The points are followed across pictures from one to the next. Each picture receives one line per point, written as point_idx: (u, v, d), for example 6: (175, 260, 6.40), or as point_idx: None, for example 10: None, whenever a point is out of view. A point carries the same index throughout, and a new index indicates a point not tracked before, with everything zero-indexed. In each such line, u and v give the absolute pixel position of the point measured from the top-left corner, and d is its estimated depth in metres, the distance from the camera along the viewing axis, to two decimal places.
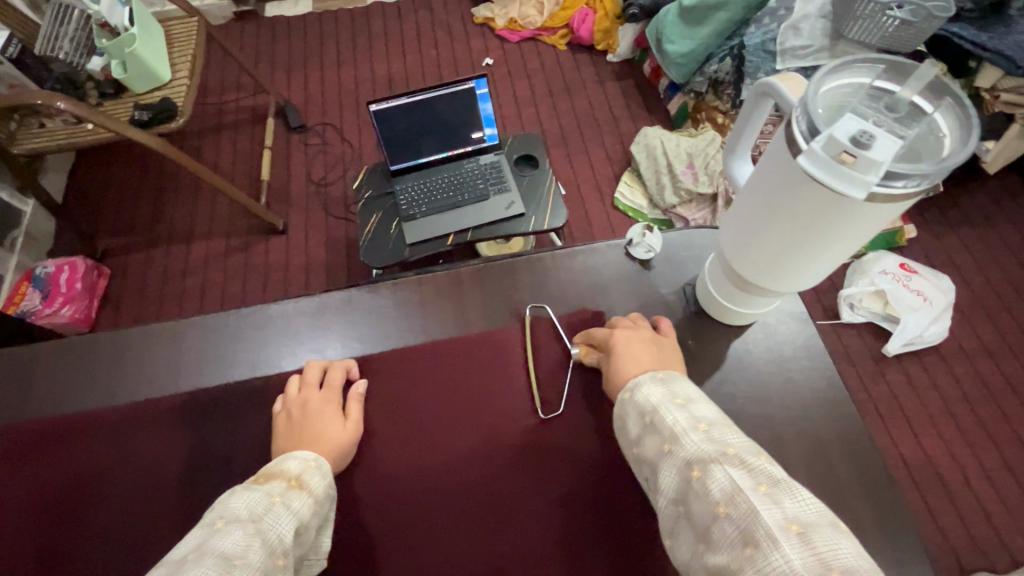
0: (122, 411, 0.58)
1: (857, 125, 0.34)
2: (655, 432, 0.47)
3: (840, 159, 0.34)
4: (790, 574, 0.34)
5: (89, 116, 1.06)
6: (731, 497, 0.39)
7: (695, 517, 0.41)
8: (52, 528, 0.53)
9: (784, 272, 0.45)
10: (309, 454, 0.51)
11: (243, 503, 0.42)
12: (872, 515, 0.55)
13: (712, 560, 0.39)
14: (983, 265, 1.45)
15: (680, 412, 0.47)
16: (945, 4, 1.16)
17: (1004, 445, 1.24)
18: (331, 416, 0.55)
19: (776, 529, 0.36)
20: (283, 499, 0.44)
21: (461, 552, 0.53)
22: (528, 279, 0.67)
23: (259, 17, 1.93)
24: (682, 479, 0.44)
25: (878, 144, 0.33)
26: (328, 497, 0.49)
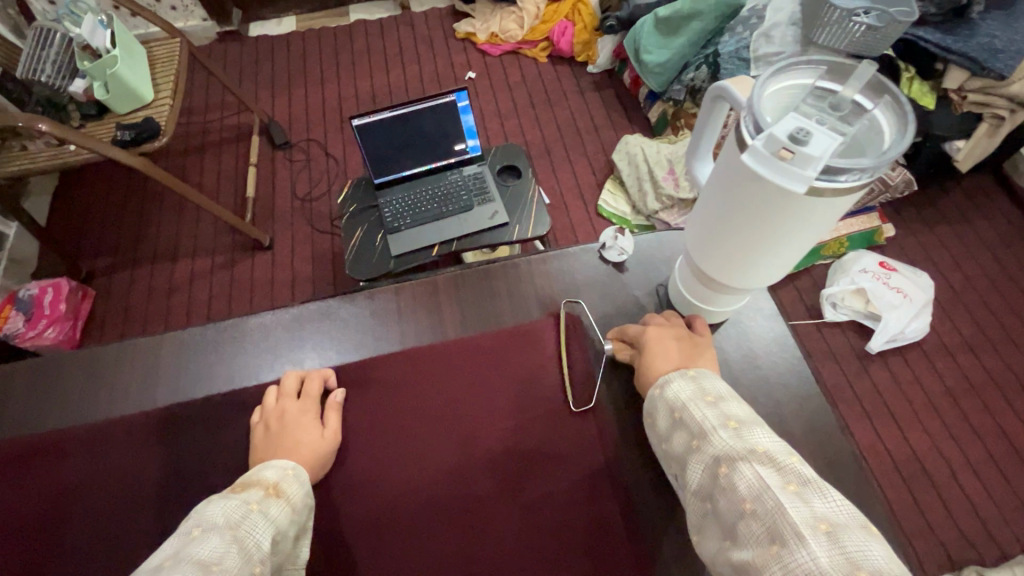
0: (95, 428, 0.58)
1: (796, 124, 0.35)
2: (683, 428, 0.50)
3: (780, 156, 0.35)
4: (816, 570, 0.35)
5: (70, 137, 1.07)
6: (758, 495, 0.41)
7: (723, 514, 0.43)
8: (25, 546, 0.53)
9: (745, 270, 0.46)
10: (288, 463, 0.51)
11: (220, 510, 0.43)
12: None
13: (737, 556, 0.41)
14: (960, 261, 1.47)
15: (709, 410, 0.49)
16: (909, 9, 1.15)
17: (988, 438, 1.26)
18: (308, 425, 0.56)
19: (803, 526, 0.38)
20: (260, 507, 0.45)
21: (440, 559, 0.53)
22: (505, 285, 0.68)
23: (242, 37, 1.95)
24: (711, 475, 0.46)
25: (817, 143, 0.35)
26: (306, 506, 0.50)
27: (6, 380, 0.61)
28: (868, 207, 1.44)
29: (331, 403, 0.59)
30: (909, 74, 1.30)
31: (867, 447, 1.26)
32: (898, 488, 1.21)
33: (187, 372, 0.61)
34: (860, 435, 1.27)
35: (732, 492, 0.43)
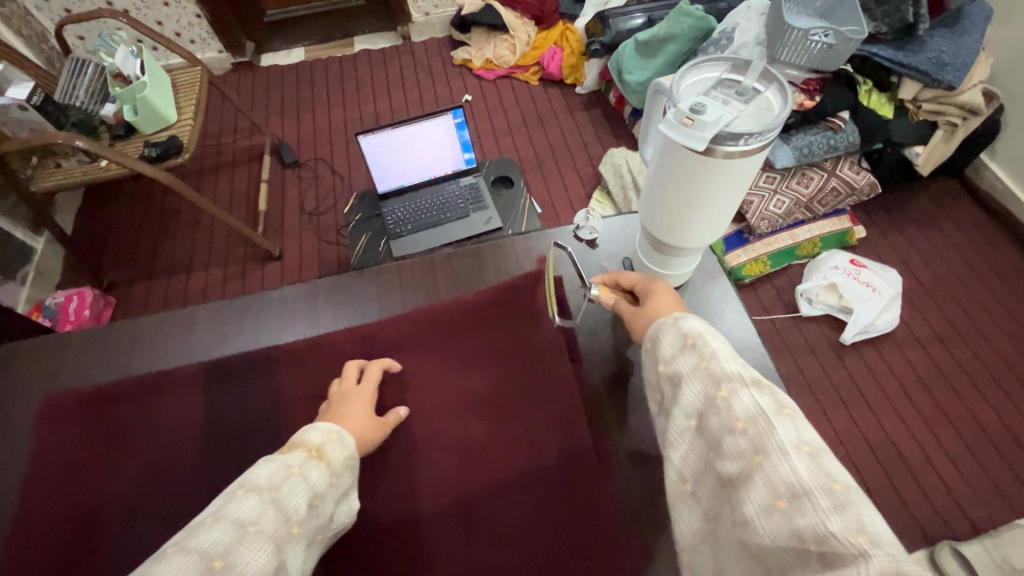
0: (145, 378, 0.69)
1: (697, 103, 0.46)
2: (694, 353, 0.51)
3: (684, 124, 0.46)
4: (795, 481, 0.38)
5: (102, 151, 1.18)
6: (752, 417, 0.43)
7: (713, 430, 0.45)
8: (91, 471, 0.63)
9: (684, 231, 0.55)
10: (332, 425, 0.54)
11: (264, 473, 0.46)
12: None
13: (722, 468, 0.43)
14: (929, 259, 1.57)
15: (720, 341, 0.50)
16: (859, 28, 1.31)
17: (959, 422, 1.33)
18: (357, 415, 0.59)
19: (789, 445, 0.40)
20: (300, 470, 0.47)
21: (432, 484, 0.62)
22: (492, 260, 0.77)
23: (256, 67, 2.11)
24: (707, 396, 0.47)
25: (712, 115, 0.45)
26: (347, 467, 0.52)
27: (67, 346, 0.72)
28: (838, 210, 1.54)
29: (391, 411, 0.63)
30: (867, 87, 1.42)
31: (844, 434, 1.33)
32: (874, 471, 1.28)
33: (222, 336, 0.72)
34: (837, 422, 1.34)
35: (726, 413, 0.45)
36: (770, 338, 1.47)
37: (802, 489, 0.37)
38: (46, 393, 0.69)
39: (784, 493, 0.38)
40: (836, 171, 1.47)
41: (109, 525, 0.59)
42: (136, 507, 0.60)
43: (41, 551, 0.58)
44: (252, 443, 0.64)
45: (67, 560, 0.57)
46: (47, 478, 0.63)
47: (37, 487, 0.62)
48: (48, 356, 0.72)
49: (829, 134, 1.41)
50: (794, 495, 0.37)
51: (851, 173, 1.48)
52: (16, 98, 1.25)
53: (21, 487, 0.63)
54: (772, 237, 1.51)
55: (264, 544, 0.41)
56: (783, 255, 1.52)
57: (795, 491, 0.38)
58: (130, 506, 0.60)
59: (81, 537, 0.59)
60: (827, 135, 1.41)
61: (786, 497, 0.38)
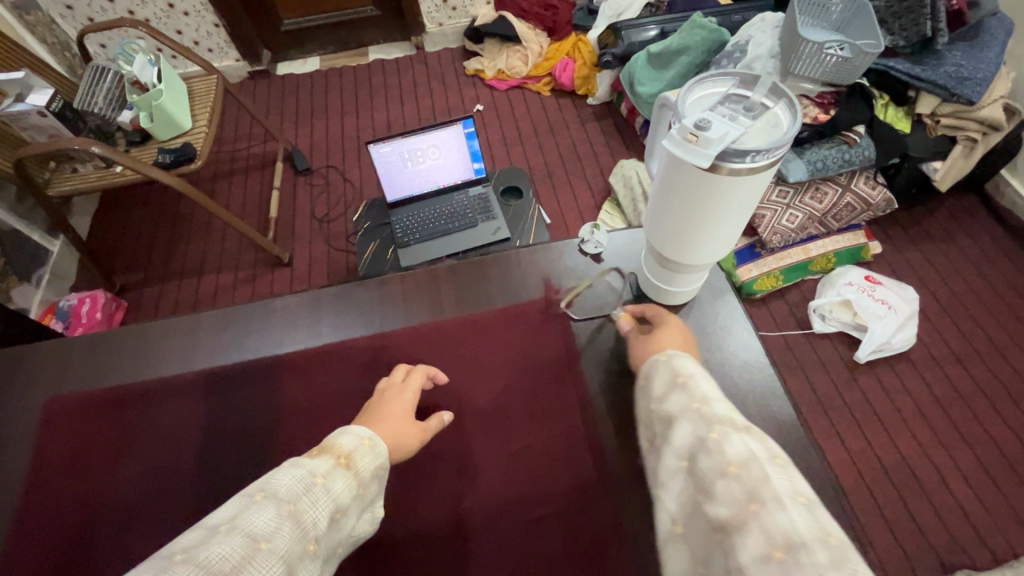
0: (147, 383, 0.69)
1: (702, 118, 0.45)
2: (684, 392, 0.50)
3: (689, 140, 0.44)
4: (793, 531, 0.37)
5: (118, 158, 1.20)
6: (745, 462, 0.42)
7: (702, 472, 0.43)
8: (91, 474, 0.63)
9: (689, 248, 0.54)
10: (364, 430, 0.51)
11: (286, 481, 0.44)
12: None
13: (713, 511, 0.41)
14: (946, 277, 1.53)
15: (707, 383, 0.51)
16: (875, 42, 1.29)
17: (977, 445, 1.28)
18: (391, 422, 0.55)
19: (784, 494, 0.39)
20: (324, 481, 0.45)
21: (431, 500, 0.61)
22: (495, 272, 0.76)
23: (271, 75, 2.14)
24: (697, 437, 0.46)
25: (717, 131, 0.43)
26: (376, 476, 0.50)
27: (71, 350, 0.72)
28: (853, 226, 1.52)
29: (436, 415, 0.60)
30: (884, 101, 1.41)
31: (857, 455, 1.29)
32: (888, 493, 1.24)
33: (224, 344, 0.72)
34: (849, 442, 1.31)
35: (718, 455, 0.43)
36: (782, 354, 1.44)
37: (801, 540, 0.36)
38: (50, 396, 0.69)
39: (780, 543, 0.36)
40: (851, 186, 1.44)
41: (106, 536, 0.59)
42: (135, 512, 0.60)
43: (38, 558, 0.58)
44: (249, 453, 0.63)
45: (67, 562, 0.58)
46: (48, 483, 0.63)
47: (38, 492, 0.62)
48: (49, 360, 0.72)
49: (843, 148, 1.38)
50: (791, 545, 0.36)
51: (866, 188, 1.45)
52: (35, 104, 1.27)
53: (21, 492, 0.63)
54: (785, 252, 1.48)
55: (276, 564, 0.38)
56: (796, 270, 1.49)
57: (792, 543, 0.36)
58: (129, 511, 0.60)
59: (78, 545, 0.59)
60: (842, 149, 1.38)
61: (782, 548, 0.36)
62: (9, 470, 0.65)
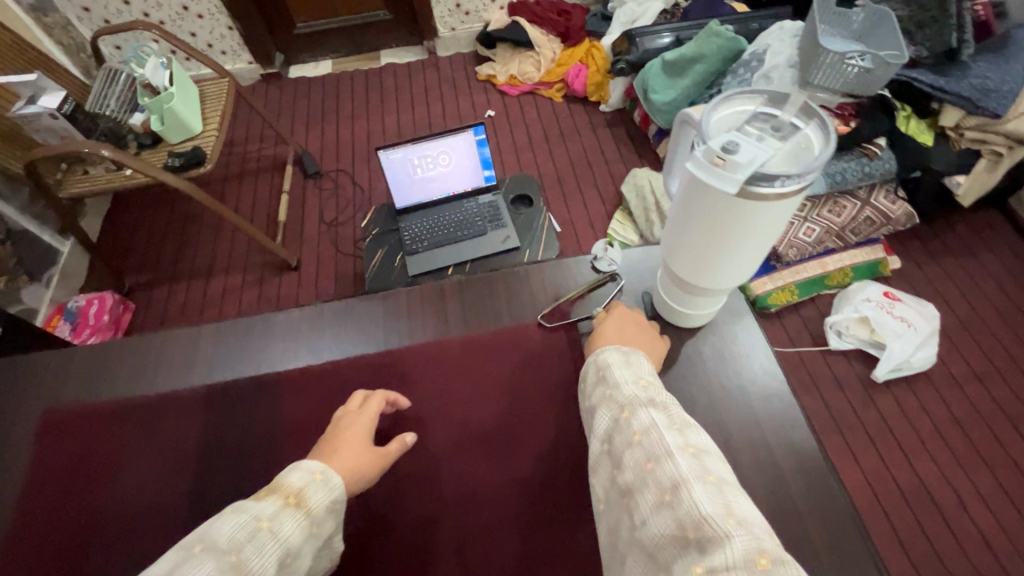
0: (144, 398, 0.67)
1: (729, 141, 0.42)
2: (601, 381, 0.54)
3: (715, 164, 0.42)
4: (682, 480, 0.42)
5: (126, 161, 1.20)
6: (647, 429, 0.47)
7: (614, 446, 0.48)
8: (84, 492, 0.61)
9: (710, 272, 0.52)
10: (315, 463, 0.50)
11: (227, 529, 0.42)
12: (808, 504, 0.58)
13: (621, 478, 0.46)
14: (967, 293, 1.48)
15: (626, 370, 0.54)
16: (899, 53, 1.25)
17: (999, 468, 1.24)
18: (351, 449, 0.54)
19: (675, 450, 0.45)
20: (270, 525, 0.44)
21: (430, 527, 0.58)
22: (504, 288, 0.74)
23: (284, 78, 2.14)
24: (612, 418, 0.50)
25: (745, 154, 0.41)
26: (332, 511, 0.48)
27: (70, 360, 0.71)
28: (872, 239, 1.47)
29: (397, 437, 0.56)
30: (906, 113, 1.37)
31: (873, 476, 1.26)
32: (905, 517, 1.20)
33: (223, 358, 0.70)
34: (865, 463, 1.27)
35: (625, 429, 0.48)
36: (796, 371, 1.40)
37: (687, 486, 0.42)
38: (47, 408, 0.68)
39: (670, 490, 0.42)
40: (870, 200, 1.41)
41: (95, 557, 0.57)
42: (126, 533, 0.58)
43: None
44: (245, 475, 0.61)
45: None
46: (41, 500, 0.61)
47: (29, 508, 0.61)
48: (49, 371, 0.71)
49: (865, 161, 1.35)
50: (678, 492, 0.42)
51: (886, 201, 1.41)
52: (47, 107, 1.27)
53: (14, 508, 0.61)
54: (800, 266, 1.45)
55: None
56: (812, 284, 1.45)
57: (679, 488, 0.42)
58: (120, 533, 0.59)
59: (66, 566, 0.57)
60: (862, 162, 1.35)
61: (670, 493, 0.42)
62: (4, 484, 0.63)
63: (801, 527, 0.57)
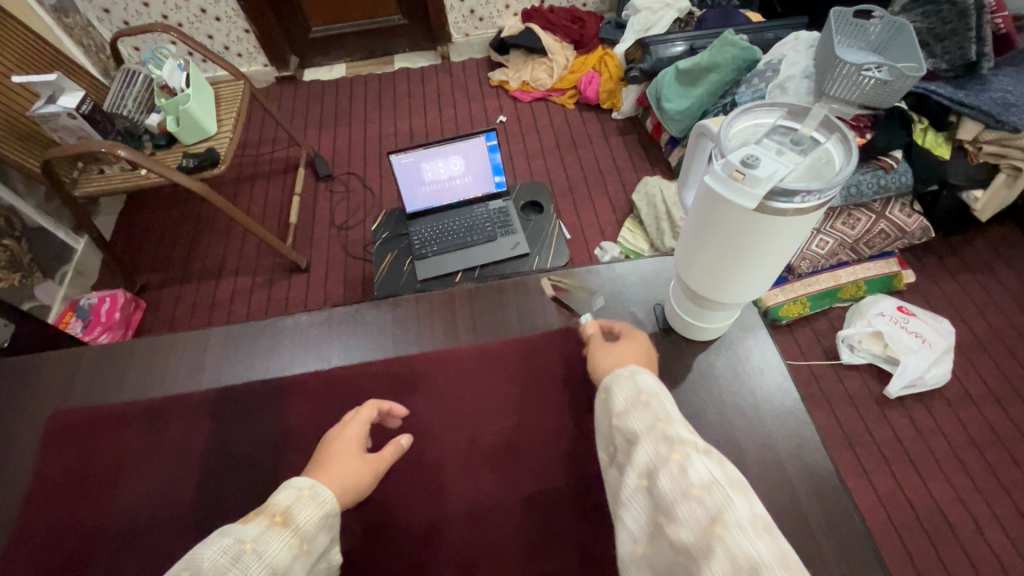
0: (151, 401, 0.67)
1: (749, 154, 0.42)
2: (647, 411, 0.48)
3: (734, 178, 0.41)
4: (756, 556, 0.36)
5: (142, 161, 1.21)
6: (708, 484, 0.41)
7: (663, 492, 0.42)
8: (90, 495, 0.61)
9: (726, 286, 0.51)
10: (304, 481, 0.49)
11: (210, 553, 0.41)
12: (823, 527, 0.57)
13: (675, 534, 0.39)
14: (984, 310, 1.46)
15: (671, 409, 0.49)
16: (918, 66, 1.23)
17: (1015, 491, 1.21)
18: (346, 455, 0.53)
19: (745, 517, 0.38)
20: (255, 546, 0.42)
21: (436, 543, 0.58)
22: (514, 298, 0.73)
23: (298, 81, 2.16)
24: (661, 457, 0.44)
25: (765, 169, 0.40)
26: (324, 525, 0.47)
27: (81, 361, 0.71)
28: (886, 253, 1.45)
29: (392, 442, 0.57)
30: (922, 125, 1.35)
31: (886, 496, 1.23)
32: (917, 538, 1.18)
33: (234, 362, 0.70)
34: (877, 481, 1.25)
35: (680, 476, 0.42)
36: (807, 385, 1.38)
37: (763, 563, 0.35)
38: (51, 412, 0.67)
39: (743, 565, 0.36)
40: (885, 213, 1.39)
41: (99, 566, 0.57)
42: (133, 538, 0.58)
43: None
44: (251, 483, 0.61)
45: None
46: (46, 502, 0.61)
47: (34, 514, 0.60)
48: (59, 371, 0.71)
49: (880, 173, 1.34)
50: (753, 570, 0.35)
51: (902, 215, 1.39)
52: (66, 106, 1.29)
53: (19, 511, 0.61)
54: (813, 278, 1.43)
55: None
56: (825, 297, 1.43)
57: (754, 565, 0.36)
58: (126, 538, 0.58)
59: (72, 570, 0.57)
60: (878, 174, 1.34)
61: (747, 571, 0.35)
62: (12, 485, 0.63)
63: (816, 552, 0.56)
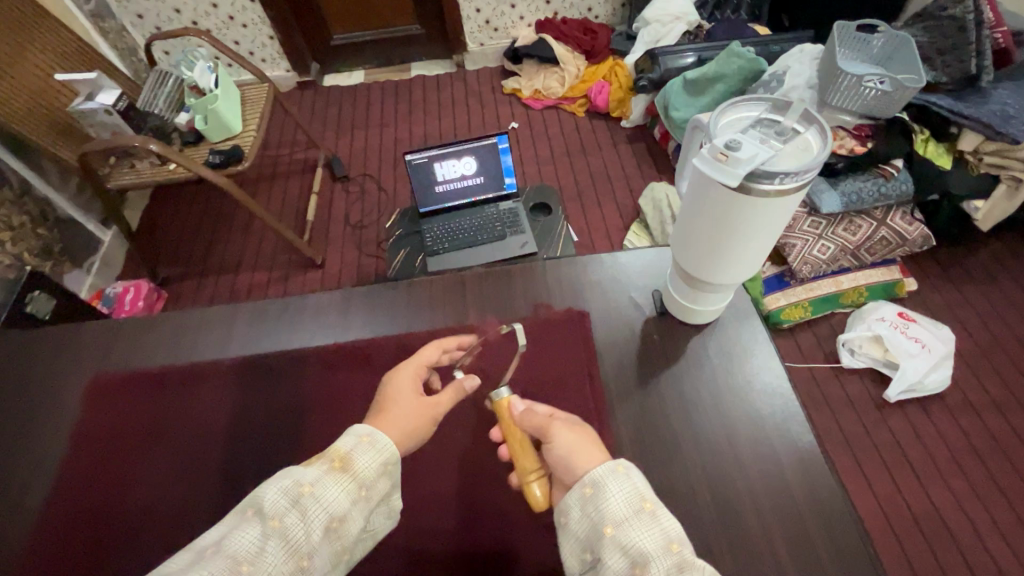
0: (184, 367, 0.72)
1: (733, 139, 0.46)
2: (653, 524, 0.46)
3: (719, 160, 0.46)
4: None
5: (172, 155, 1.27)
6: None
7: None
8: (128, 450, 0.67)
9: (715, 267, 0.55)
10: (363, 428, 0.52)
11: (273, 494, 0.46)
12: (807, 499, 0.60)
13: None
14: (985, 318, 1.48)
15: (667, 520, 0.46)
16: (916, 77, 1.29)
17: (1014, 496, 1.23)
18: (403, 392, 0.58)
19: None
20: (312, 490, 0.47)
21: (443, 502, 0.63)
22: (522, 282, 0.77)
23: (318, 86, 2.24)
24: None
25: (747, 152, 0.45)
26: (382, 472, 0.51)
27: (116, 330, 0.76)
28: (888, 260, 1.49)
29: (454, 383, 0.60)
30: (923, 136, 1.37)
31: (884, 498, 1.25)
32: (915, 541, 1.20)
33: (258, 334, 0.74)
34: (876, 483, 1.27)
35: None
36: (808, 388, 1.41)
37: None
38: (93, 372, 0.73)
39: None
40: (886, 221, 1.42)
41: (138, 513, 0.62)
42: (167, 491, 0.64)
43: (74, 527, 0.62)
44: (274, 443, 0.66)
45: (102, 531, 0.61)
46: (87, 456, 0.66)
47: (78, 462, 0.66)
48: (94, 340, 0.76)
49: (880, 180, 1.37)
50: None
51: (902, 223, 1.42)
52: (103, 103, 1.37)
53: (61, 462, 0.66)
54: (815, 283, 1.46)
55: None
56: (826, 302, 1.46)
57: None
58: (161, 489, 0.64)
59: (111, 516, 0.62)
60: (878, 183, 1.37)
61: None
62: (52, 439, 0.68)
63: (800, 521, 0.59)
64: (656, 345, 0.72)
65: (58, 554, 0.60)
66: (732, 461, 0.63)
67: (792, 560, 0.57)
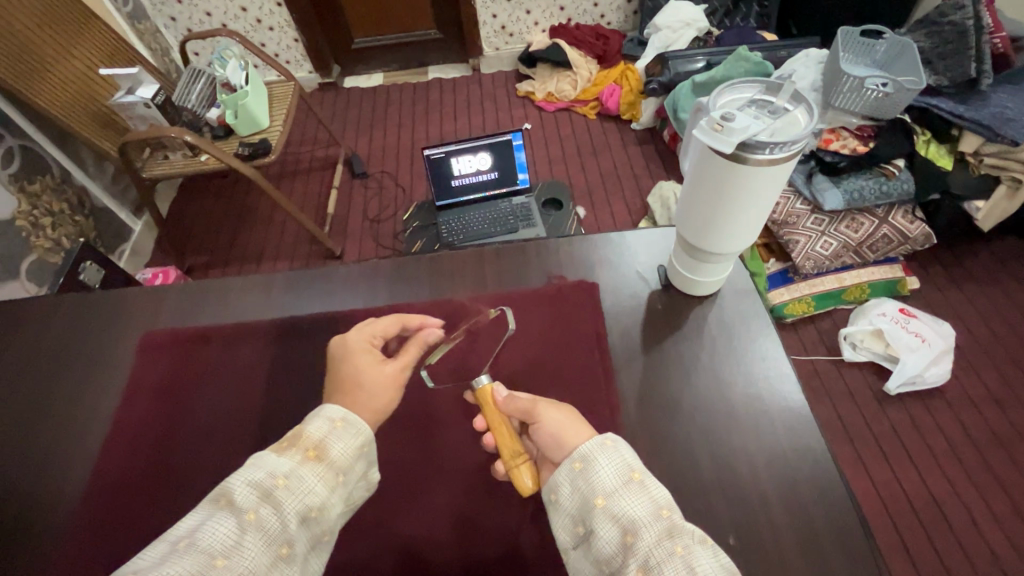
0: (227, 327, 0.79)
1: (728, 114, 0.52)
2: (643, 492, 0.50)
3: (715, 131, 0.51)
4: None
5: (203, 146, 1.35)
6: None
7: None
8: (177, 396, 0.73)
9: (715, 235, 0.60)
10: (336, 412, 0.57)
11: (245, 487, 0.49)
12: (796, 455, 0.65)
13: None
14: (985, 315, 1.51)
15: (656, 489, 0.50)
16: (917, 80, 1.36)
17: (1010, 487, 1.25)
18: (360, 354, 0.64)
19: None
20: (287, 482, 0.50)
21: (459, 450, 0.69)
22: (536, 258, 0.83)
23: (339, 87, 2.33)
24: (663, 545, 0.46)
25: (740, 124, 0.50)
26: (357, 454, 0.55)
27: (163, 294, 0.83)
28: (889, 258, 1.52)
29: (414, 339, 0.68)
30: (925, 138, 1.44)
31: (882, 487, 1.28)
32: (912, 527, 1.23)
33: (294, 299, 0.81)
34: (875, 472, 1.30)
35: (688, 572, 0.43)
36: (809, 380, 1.44)
37: None
38: (144, 332, 0.79)
39: None
40: (888, 219, 1.46)
41: (186, 451, 0.69)
42: (210, 433, 0.70)
43: (130, 462, 0.68)
44: (307, 394, 0.72)
45: (155, 465, 0.68)
46: (140, 401, 0.73)
47: (134, 407, 0.73)
48: (143, 302, 0.82)
49: (881, 180, 1.42)
50: None
51: (904, 221, 1.45)
52: (143, 96, 1.46)
53: (116, 406, 0.73)
54: (818, 279, 1.50)
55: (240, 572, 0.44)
56: (827, 298, 1.50)
57: None
58: (205, 432, 0.70)
59: (162, 453, 0.69)
60: (879, 181, 1.42)
61: None
62: (108, 388, 0.75)
63: (789, 474, 0.64)
64: (660, 314, 0.77)
65: (118, 483, 0.67)
66: (726, 418, 0.68)
67: (780, 506, 0.62)
